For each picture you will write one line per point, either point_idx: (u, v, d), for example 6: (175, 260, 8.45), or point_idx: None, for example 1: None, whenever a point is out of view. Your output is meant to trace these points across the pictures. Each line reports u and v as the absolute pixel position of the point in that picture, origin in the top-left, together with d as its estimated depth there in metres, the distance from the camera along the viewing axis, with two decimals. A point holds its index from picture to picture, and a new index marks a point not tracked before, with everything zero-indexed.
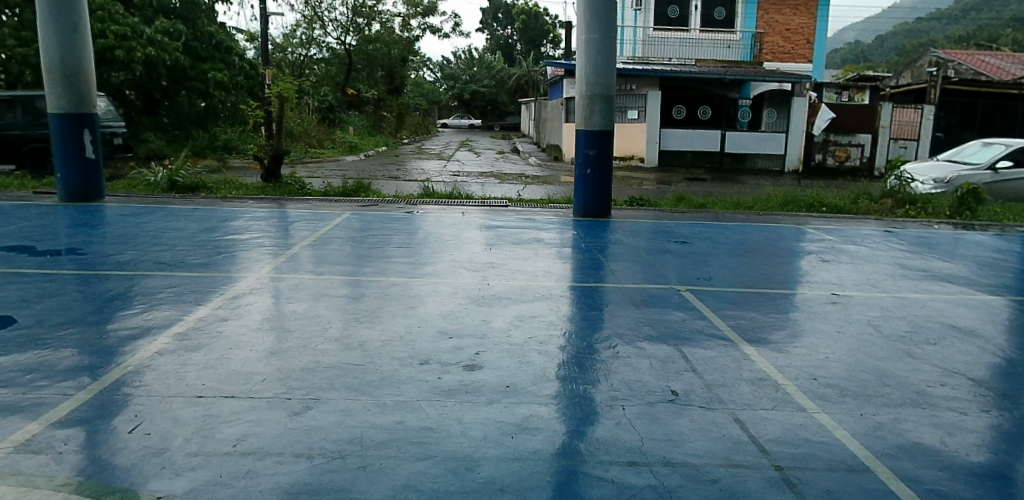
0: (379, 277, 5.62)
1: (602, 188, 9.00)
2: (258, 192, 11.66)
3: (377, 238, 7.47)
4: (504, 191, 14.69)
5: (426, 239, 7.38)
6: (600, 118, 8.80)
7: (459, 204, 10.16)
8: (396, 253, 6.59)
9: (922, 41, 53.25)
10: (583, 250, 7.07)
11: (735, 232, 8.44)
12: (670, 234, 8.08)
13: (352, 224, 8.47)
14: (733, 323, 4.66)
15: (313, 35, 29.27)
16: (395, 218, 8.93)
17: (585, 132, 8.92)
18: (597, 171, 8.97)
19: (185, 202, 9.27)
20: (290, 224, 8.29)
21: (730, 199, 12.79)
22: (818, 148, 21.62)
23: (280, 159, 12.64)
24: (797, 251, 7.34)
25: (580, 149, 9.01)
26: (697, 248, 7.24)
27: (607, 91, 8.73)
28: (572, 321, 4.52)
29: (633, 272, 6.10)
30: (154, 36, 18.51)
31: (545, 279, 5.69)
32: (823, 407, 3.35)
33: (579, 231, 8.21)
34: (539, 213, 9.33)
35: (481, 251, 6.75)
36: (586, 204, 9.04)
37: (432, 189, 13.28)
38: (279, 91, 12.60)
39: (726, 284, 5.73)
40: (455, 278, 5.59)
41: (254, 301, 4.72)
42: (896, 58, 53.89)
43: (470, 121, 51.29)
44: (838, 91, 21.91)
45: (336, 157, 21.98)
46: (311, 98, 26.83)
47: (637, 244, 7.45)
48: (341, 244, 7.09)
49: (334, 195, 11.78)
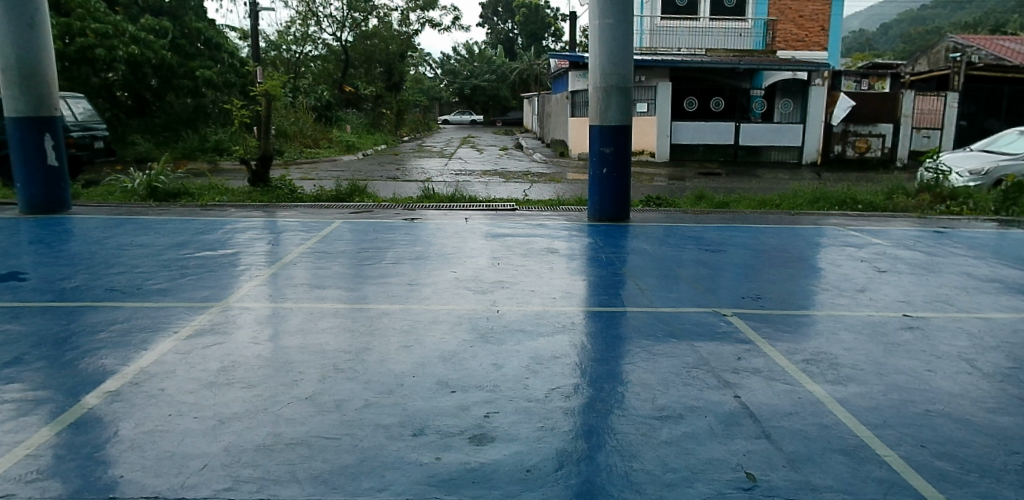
0: (368, 302, 4.78)
1: (619, 189, 8.16)
2: (244, 198, 10.87)
3: (369, 252, 6.64)
4: (508, 190, 13.88)
5: (423, 252, 6.57)
6: (616, 111, 7.93)
7: (461, 208, 9.33)
8: (389, 270, 5.77)
9: (930, 28, 52.17)
10: (602, 262, 6.24)
11: (771, 236, 7.56)
12: (698, 240, 7.22)
13: (342, 233, 7.68)
14: (800, 360, 3.80)
15: (309, 31, 28.46)
16: (390, 226, 8.12)
17: (599, 128, 8.03)
18: (614, 171, 8.12)
19: (160, 212, 8.49)
20: (273, 236, 7.47)
21: (752, 196, 11.95)
22: (838, 139, 20.74)
23: (268, 162, 11.84)
24: (846, 258, 6.47)
25: (595, 147, 8.14)
26: (732, 258, 6.37)
27: (624, 81, 7.86)
28: (604, 362, 3.69)
29: (664, 288, 5.27)
30: (137, 33, 17.84)
31: (564, 302, 4.85)
32: (952, 494, 2.48)
33: (596, 238, 7.38)
34: (549, 218, 8.50)
35: (486, 266, 5.92)
36: (602, 207, 8.19)
37: (432, 191, 12.49)
38: (266, 88, 11.78)
39: (776, 306, 4.87)
40: (456, 303, 4.74)
41: (213, 341, 3.88)
42: (901, 46, 52.82)
43: (471, 117, 50.41)
44: (857, 79, 20.57)
45: (332, 157, 21.22)
46: (306, 97, 26.04)
47: (664, 253, 6.59)
48: (326, 258, 6.29)
49: (326, 200, 11.00)
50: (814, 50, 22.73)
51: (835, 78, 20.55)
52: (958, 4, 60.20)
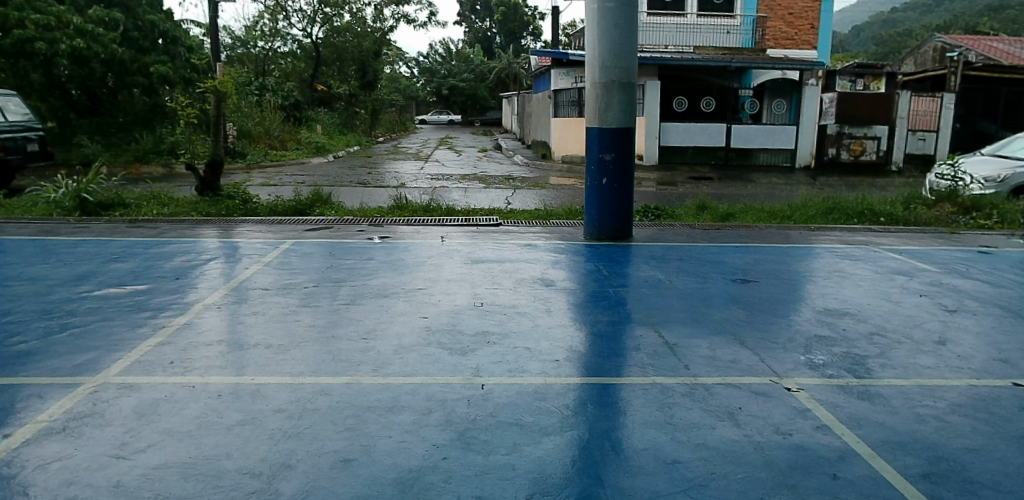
0: (306, 367, 3.49)
1: (620, 202, 7.02)
2: (189, 211, 9.48)
3: (320, 281, 5.36)
4: (490, 198, 12.67)
5: (388, 283, 5.29)
6: (617, 111, 6.75)
7: (435, 223, 8.08)
8: (342, 313, 4.48)
9: (904, 29, 52.38)
10: (609, 295, 5.06)
11: (801, 261, 6.42)
12: (720, 266, 6.05)
13: (291, 254, 6.36)
14: (924, 472, 2.62)
15: (278, 27, 26.88)
16: (350, 245, 6.83)
17: (598, 130, 6.85)
18: (615, 182, 6.95)
19: (76, 231, 7.11)
20: (207, 258, 6.13)
21: (758, 206, 10.87)
22: (832, 141, 19.96)
23: (219, 168, 10.44)
24: (899, 292, 5.37)
25: (593, 153, 6.96)
26: (768, 293, 5.22)
27: (627, 76, 6.70)
28: (645, 483, 2.45)
29: (694, 340, 4.09)
30: (83, 25, 16.21)
31: (572, 367, 3.61)
32: None
33: (595, 263, 6.16)
34: (538, 236, 7.28)
35: (466, 304, 4.67)
36: (601, 223, 7.05)
37: (405, 199, 11.23)
38: (215, 84, 10.35)
39: (848, 372, 3.69)
40: (425, 373, 3.47)
41: (56, 454, 2.56)
42: (874, 47, 52.64)
43: (449, 116, 49.14)
44: (852, 78, 19.81)
45: (300, 160, 19.84)
46: (272, 96, 24.54)
47: (682, 283, 5.41)
48: (264, 292, 4.97)
49: (282, 212, 9.70)
50: (803, 49, 21.75)
51: (829, 78, 19.95)
52: (931, 6, 60.63)
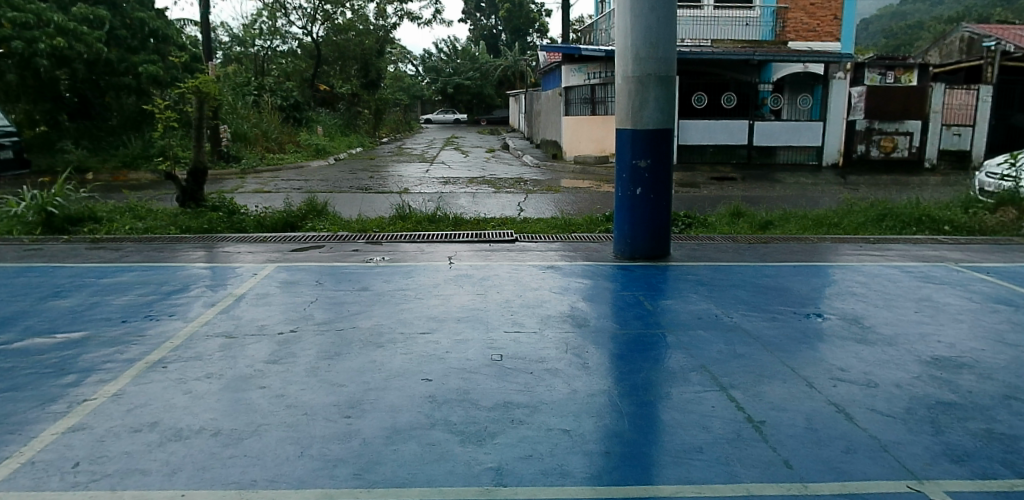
0: (261, 470, 2.51)
1: (658, 215, 6.06)
2: (167, 226, 8.57)
3: (300, 319, 4.40)
4: (500, 205, 11.72)
5: (382, 324, 4.30)
6: (654, 110, 5.79)
7: (442, 238, 7.11)
8: (321, 372, 3.50)
9: (913, 20, 51.25)
10: (659, 339, 4.07)
11: (877, 286, 5.41)
12: (784, 296, 5.03)
13: (271, 279, 5.39)
14: None
15: (277, 25, 25.97)
16: (341, 267, 5.85)
17: (631, 133, 5.89)
18: (650, 192, 5.98)
19: (25, 255, 6.17)
20: (170, 285, 5.17)
21: (797, 211, 9.90)
22: (861, 137, 18.91)
23: (201, 176, 9.50)
24: (1014, 329, 4.35)
25: (624, 160, 5.99)
26: (852, 337, 4.21)
27: (665, 68, 5.75)
28: None
29: (783, 411, 3.09)
30: (65, 24, 15.31)
31: (627, 465, 2.60)
32: None
33: (633, 291, 5.16)
34: (559, 256, 6.28)
35: (479, 358, 3.68)
36: (635, 240, 6.11)
37: (408, 208, 10.31)
38: (196, 83, 9.33)
39: (1008, 466, 2.67)
40: (426, 477, 2.47)
41: None
42: (881, 40, 51.44)
43: (455, 115, 48.23)
44: (882, 70, 18.63)
45: (299, 163, 18.97)
46: (271, 96, 23.66)
47: (743, 323, 4.41)
48: (228, 337, 4.00)
49: (271, 224, 8.78)
50: (826, 41, 20.61)
51: (857, 70, 18.87)
52: None
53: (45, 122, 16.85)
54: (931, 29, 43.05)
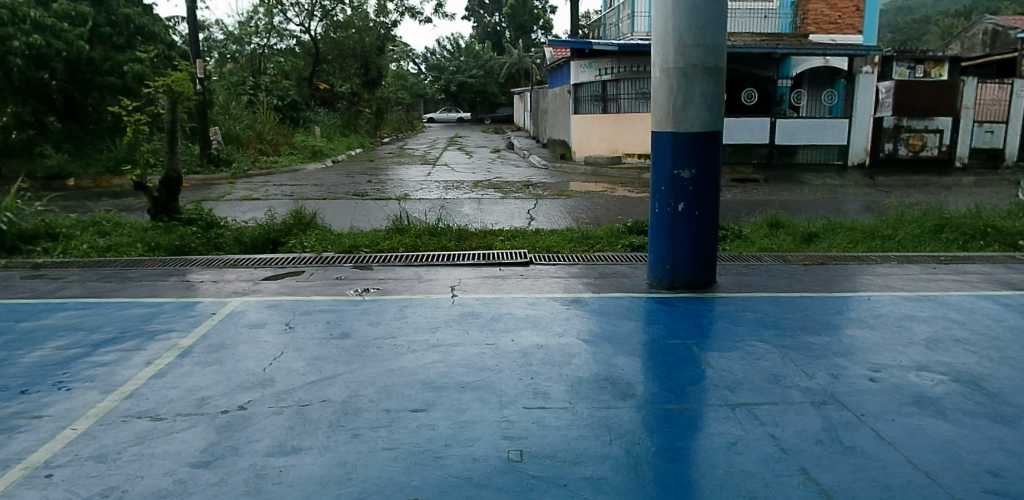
0: None
1: (703, 237, 5.12)
2: (133, 243, 7.61)
3: (256, 385, 3.36)
4: (507, 213, 10.73)
5: (363, 393, 3.26)
6: (701, 108, 4.87)
7: (442, 261, 6.08)
8: (267, 485, 2.46)
9: (922, 15, 50.17)
10: (731, 413, 3.09)
11: (980, 327, 4.35)
12: (871, 346, 4.01)
13: (232, 320, 4.37)
14: None
15: (274, 22, 24.97)
16: (321, 302, 4.82)
17: (672, 137, 4.95)
18: (695, 208, 5.04)
19: None
20: (104, 331, 4.14)
21: (842, 221, 8.86)
22: (888, 135, 17.83)
23: (175, 186, 8.59)
24: None
25: (664, 170, 5.04)
26: (985, 413, 3.14)
27: (714, 58, 4.84)
28: None
29: None
30: (42, 20, 14.35)
31: None
32: None
33: (680, 337, 4.14)
34: (582, 286, 5.25)
35: (492, 457, 2.64)
36: (675, 266, 5.16)
37: (406, 218, 9.31)
38: (169, 82, 8.41)
39: None
40: None
41: None
42: (888, 34, 50.34)
43: (458, 114, 47.26)
44: (911, 64, 17.70)
45: (294, 166, 18.01)
46: (267, 96, 22.69)
47: (835, 388, 3.39)
48: (153, 418, 2.98)
49: (250, 241, 7.80)
50: (847, 34, 19.43)
51: (885, 64, 17.83)
52: None
53: (32, 124, 15.98)
54: (939, 23, 42.02)
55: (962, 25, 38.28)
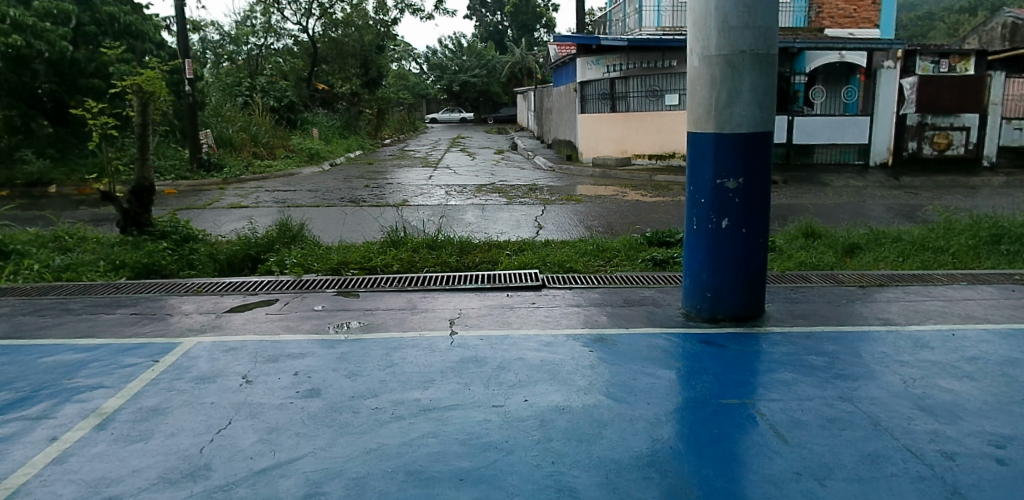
0: None
1: (752, 259, 4.26)
2: (95, 261, 6.84)
3: (182, 477, 2.52)
4: (513, 220, 9.89)
5: (323, 491, 2.41)
6: (750, 102, 4.02)
7: (439, 285, 5.22)
8: None
9: (933, 10, 49.13)
10: None
11: None
12: (982, 410, 3.14)
13: (178, 372, 3.54)
14: None
15: (271, 21, 24.19)
16: (290, 343, 3.97)
17: (714, 139, 4.10)
18: (742, 225, 4.17)
19: None
20: (14, 388, 3.33)
21: (885, 230, 7.99)
22: (912, 133, 16.88)
23: (147, 197, 7.78)
24: None
25: (704, 179, 4.20)
26: None
27: (766, 42, 3.99)
28: None
29: None
30: (22, 19, 13.55)
31: None
32: None
33: (737, 394, 3.29)
34: (607, 319, 4.39)
35: None
36: (719, 295, 4.31)
37: (402, 228, 8.48)
38: (139, 80, 7.55)
39: None
40: None
41: None
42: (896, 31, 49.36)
43: (461, 114, 46.45)
44: (936, 58, 16.37)
45: (289, 170, 17.21)
46: (263, 97, 21.90)
47: (957, 478, 2.55)
48: None
49: (225, 257, 6.96)
50: (864, 28, 18.52)
51: (907, 58, 16.54)
52: None
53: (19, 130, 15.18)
54: (948, 18, 41.04)
55: (975, 18, 37.33)
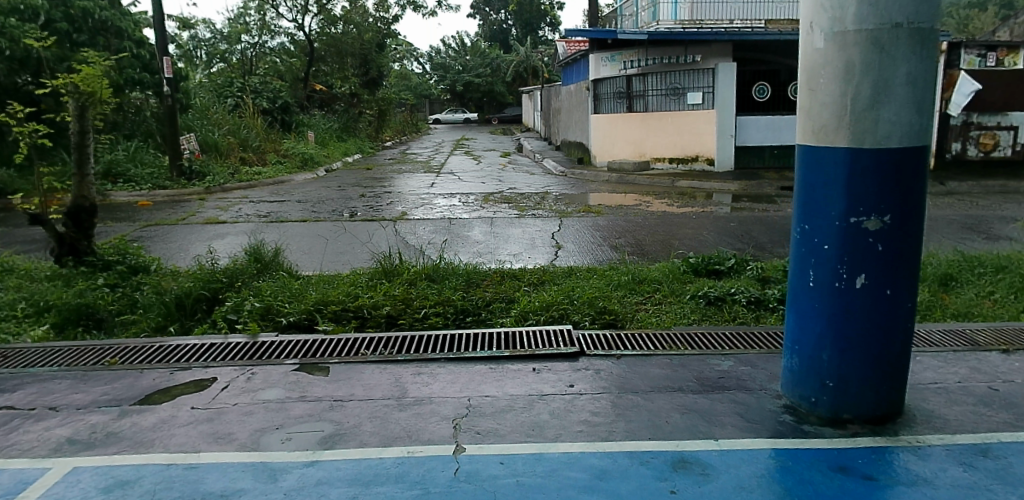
0: None
1: (896, 333, 2.90)
2: (15, 302, 5.52)
3: None
4: (525, 238, 8.54)
5: None
6: (905, 97, 2.69)
7: (437, 353, 3.84)
8: None
9: None
10: None
11: None
12: None
13: None
14: None
15: (266, 19, 22.89)
16: (211, 473, 2.61)
17: (846, 154, 2.75)
18: (886, 284, 2.82)
19: None
20: None
21: (977, 255, 6.62)
22: (956, 133, 15.41)
23: (90, 221, 6.43)
24: None
25: (827, 216, 2.84)
26: None
27: (929, 10, 2.67)
28: None
29: None
30: None
31: None
32: None
33: None
34: (682, 419, 3.02)
35: None
36: (848, 382, 2.96)
37: (397, 252, 7.14)
38: (73, 78, 6.13)
39: None
40: None
41: None
42: None
43: (465, 115, 45.12)
44: (982, 51, 14.85)
45: (280, 176, 15.88)
46: (254, 98, 20.58)
47: None
48: None
49: (173, 295, 5.59)
50: None
51: (951, 52, 14.96)
52: None
53: None
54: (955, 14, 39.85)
55: (993, 11, 35.88)
